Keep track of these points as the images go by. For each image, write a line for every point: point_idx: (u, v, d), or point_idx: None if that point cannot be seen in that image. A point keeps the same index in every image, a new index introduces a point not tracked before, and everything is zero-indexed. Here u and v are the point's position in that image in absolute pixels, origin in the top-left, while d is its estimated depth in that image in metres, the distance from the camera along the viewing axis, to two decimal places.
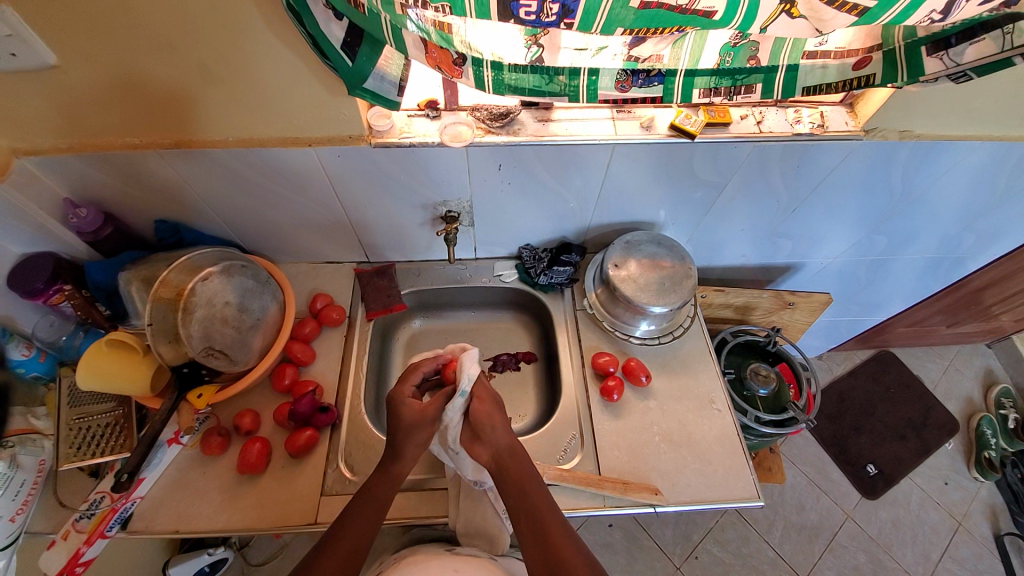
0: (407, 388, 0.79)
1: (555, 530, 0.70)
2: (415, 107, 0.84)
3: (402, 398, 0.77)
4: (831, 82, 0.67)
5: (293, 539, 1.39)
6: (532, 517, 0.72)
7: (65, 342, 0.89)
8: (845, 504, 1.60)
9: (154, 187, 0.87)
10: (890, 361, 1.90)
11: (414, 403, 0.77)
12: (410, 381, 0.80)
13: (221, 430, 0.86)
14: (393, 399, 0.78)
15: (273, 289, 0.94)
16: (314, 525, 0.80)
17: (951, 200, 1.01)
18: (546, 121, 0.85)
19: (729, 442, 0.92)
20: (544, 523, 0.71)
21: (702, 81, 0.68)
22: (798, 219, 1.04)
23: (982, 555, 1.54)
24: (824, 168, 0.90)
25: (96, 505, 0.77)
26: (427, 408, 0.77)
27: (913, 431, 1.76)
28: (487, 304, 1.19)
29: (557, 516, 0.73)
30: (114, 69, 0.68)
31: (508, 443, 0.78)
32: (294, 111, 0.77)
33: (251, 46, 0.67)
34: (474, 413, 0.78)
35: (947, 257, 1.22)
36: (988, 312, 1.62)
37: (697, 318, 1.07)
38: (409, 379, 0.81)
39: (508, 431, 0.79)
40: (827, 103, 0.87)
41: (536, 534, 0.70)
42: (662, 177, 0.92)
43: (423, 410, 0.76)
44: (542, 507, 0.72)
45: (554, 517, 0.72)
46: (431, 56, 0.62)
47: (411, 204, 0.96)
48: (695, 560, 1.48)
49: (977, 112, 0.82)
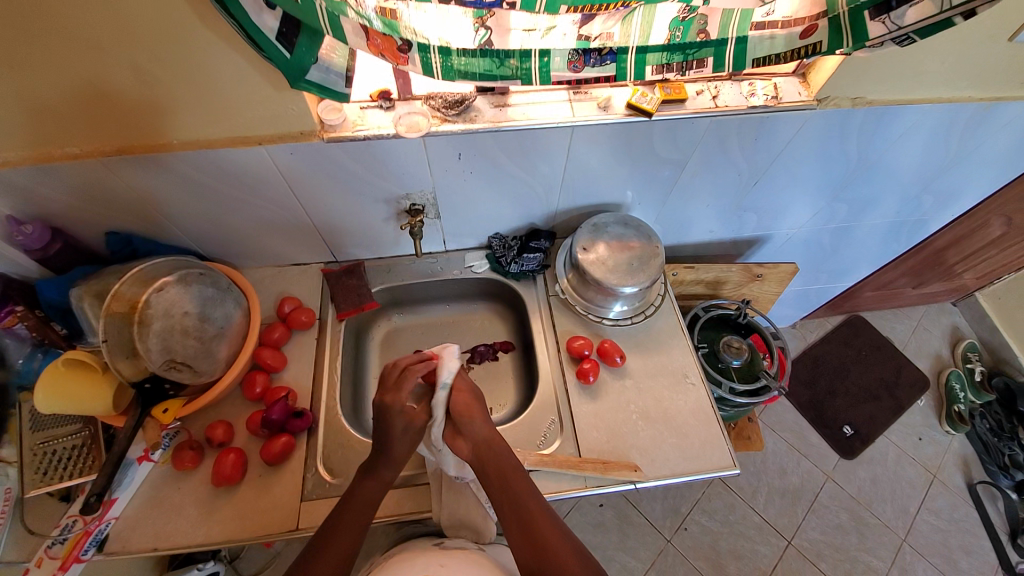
0: (401, 395, 0.76)
1: (546, 528, 0.71)
2: (367, 99, 0.82)
3: (401, 406, 0.75)
4: (779, 53, 0.66)
5: (284, 546, 1.37)
6: (522, 517, 0.72)
7: (23, 366, 0.84)
8: (825, 465, 1.65)
9: (102, 198, 0.83)
10: (861, 325, 1.95)
11: (408, 411, 0.76)
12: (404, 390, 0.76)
13: (193, 443, 0.84)
14: (386, 407, 0.75)
15: (236, 295, 0.92)
16: (295, 531, 0.80)
17: (906, 164, 1.03)
18: (502, 106, 0.84)
19: (704, 415, 0.94)
20: (535, 522, 0.72)
21: (654, 58, 0.67)
22: (761, 192, 1.05)
23: (955, 503, 1.61)
24: (782, 139, 0.91)
25: (66, 530, 0.74)
26: (418, 414, 0.77)
27: (886, 391, 1.82)
28: (461, 296, 1.18)
29: (546, 513, 0.73)
30: (41, 76, 0.65)
31: (485, 434, 0.77)
32: (240, 109, 0.75)
33: (186, 44, 0.64)
34: (456, 410, 0.78)
35: (907, 220, 1.25)
36: (951, 270, 1.68)
37: (667, 295, 1.07)
38: (401, 388, 0.76)
39: (488, 424, 0.79)
40: (780, 74, 0.88)
41: (526, 533, 0.71)
42: (624, 157, 0.92)
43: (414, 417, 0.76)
44: (531, 505, 0.73)
45: (544, 515, 0.73)
46: (373, 43, 0.60)
47: (374, 200, 0.94)
48: (684, 531, 1.52)
49: (925, 74, 0.83)
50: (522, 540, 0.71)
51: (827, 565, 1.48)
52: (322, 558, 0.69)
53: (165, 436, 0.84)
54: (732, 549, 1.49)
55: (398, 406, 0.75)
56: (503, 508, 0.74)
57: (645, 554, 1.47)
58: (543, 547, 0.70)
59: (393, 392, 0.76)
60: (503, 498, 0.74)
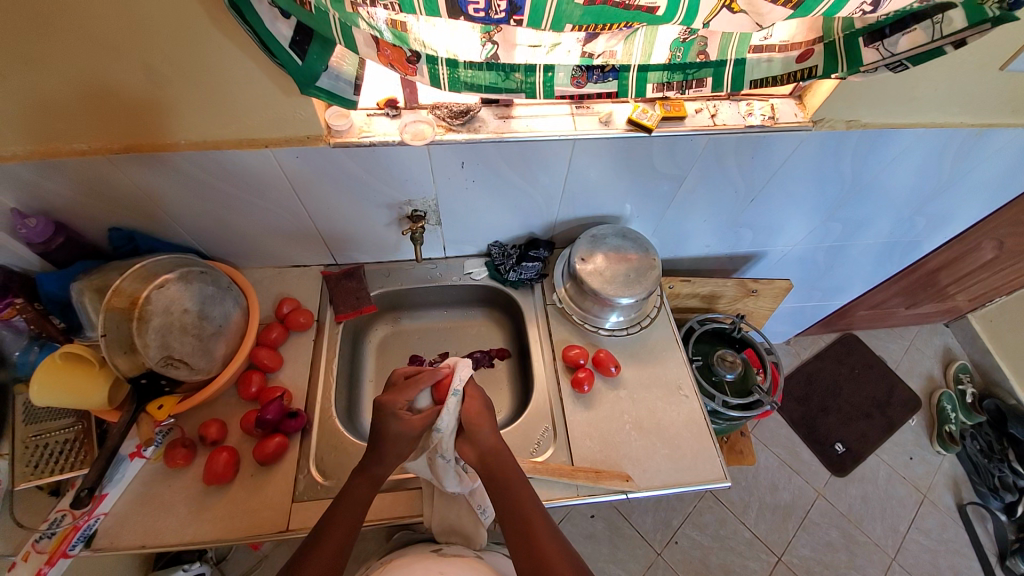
0: (401, 399, 0.77)
1: (544, 538, 0.69)
2: (373, 107, 0.84)
3: (395, 409, 0.76)
4: (776, 75, 0.69)
5: (272, 549, 1.37)
6: (521, 524, 0.71)
7: (20, 358, 0.84)
8: (816, 482, 1.66)
9: (106, 194, 0.84)
10: (854, 343, 1.97)
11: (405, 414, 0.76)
12: (404, 393, 0.78)
13: (185, 441, 0.84)
14: (380, 410, 0.76)
15: (236, 294, 0.92)
16: (285, 532, 0.79)
17: (901, 185, 1.05)
18: (506, 118, 0.85)
19: (697, 427, 0.94)
20: (534, 531, 0.70)
21: (655, 76, 0.69)
22: (757, 209, 1.07)
23: (945, 524, 1.62)
24: (779, 157, 0.93)
25: (55, 524, 0.73)
26: (418, 417, 0.76)
27: (878, 409, 1.83)
28: (459, 302, 1.19)
29: (547, 523, 0.72)
30: (56, 73, 0.66)
31: (492, 444, 0.77)
32: (248, 112, 0.76)
33: (200, 46, 0.65)
34: (465, 420, 0.78)
35: (901, 240, 1.27)
36: (943, 292, 1.70)
37: (663, 307, 1.09)
38: (403, 391, 0.78)
39: (495, 433, 0.79)
40: (777, 96, 0.90)
41: (525, 543, 0.69)
42: (623, 171, 0.93)
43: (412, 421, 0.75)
44: (531, 513, 0.72)
45: (544, 525, 0.71)
46: (383, 54, 0.61)
47: (376, 204, 0.95)
48: (675, 545, 1.51)
49: (919, 99, 0.86)
50: (521, 549, 0.69)
51: None
52: (316, 554, 0.68)
53: (158, 433, 0.84)
54: (722, 564, 1.49)
55: (393, 409, 0.76)
56: (504, 515, 0.73)
57: (635, 566, 1.47)
58: (540, 557, 0.68)
59: (393, 394, 0.78)
60: (504, 499, 0.73)
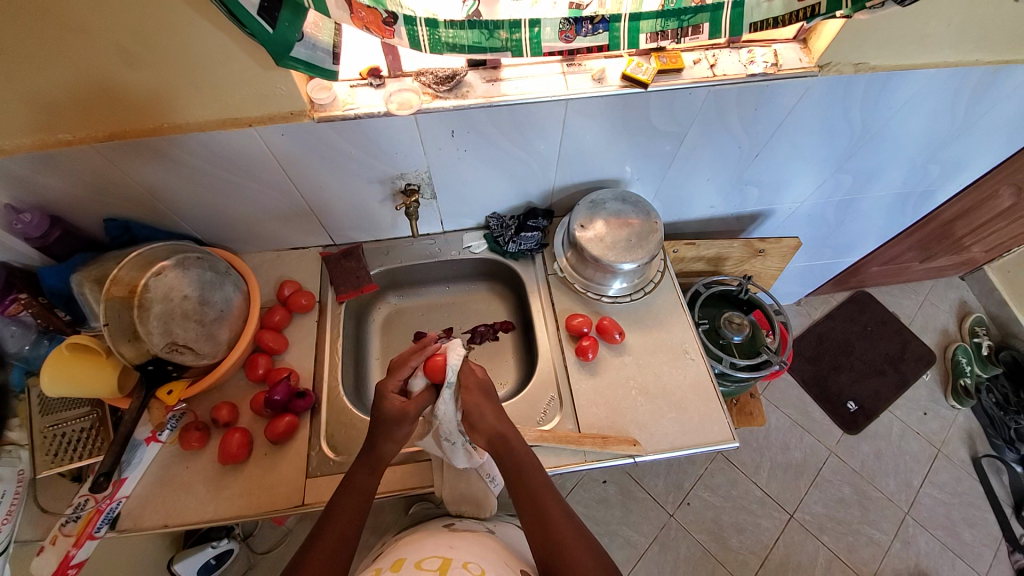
0: (393, 383, 0.76)
1: (557, 521, 0.68)
2: (357, 77, 0.81)
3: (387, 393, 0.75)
4: (777, 17, 0.65)
5: (296, 525, 1.40)
6: (534, 508, 0.69)
7: (30, 352, 0.84)
8: (827, 440, 1.66)
9: (94, 183, 0.83)
10: (867, 301, 1.93)
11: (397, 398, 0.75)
12: (396, 375, 0.77)
13: (198, 424, 0.86)
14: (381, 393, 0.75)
15: (235, 278, 0.92)
16: (301, 507, 0.81)
17: (912, 134, 1.01)
18: (494, 81, 0.82)
19: (703, 389, 0.94)
20: (544, 516, 0.69)
21: (648, 24, 0.65)
22: (761, 165, 1.03)
23: (960, 477, 1.61)
24: (782, 109, 0.89)
25: (79, 508, 0.75)
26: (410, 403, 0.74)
27: (891, 365, 1.81)
28: (459, 277, 1.18)
29: (561, 507, 0.70)
30: (24, 57, 0.63)
31: (496, 427, 0.76)
32: (228, 89, 0.74)
33: (173, 25, 0.63)
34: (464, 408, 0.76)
35: (914, 190, 1.22)
36: (960, 244, 1.65)
37: (666, 271, 1.07)
38: (394, 373, 0.77)
39: (497, 416, 0.77)
40: (781, 41, 0.85)
41: (539, 527, 0.68)
42: (621, 130, 0.90)
43: (405, 406, 0.73)
44: (546, 500, 0.70)
45: (557, 508, 0.69)
46: (358, 16, 0.58)
47: (369, 180, 0.93)
48: (687, 506, 1.53)
49: (932, 37, 0.81)
50: (537, 533, 0.68)
51: (829, 538, 1.50)
52: (323, 544, 0.66)
53: (171, 417, 0.86)
54: (734, 523, 1.51)
55: (388, 394, 0.75)
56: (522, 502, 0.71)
57: (648, 528, 1.50)
58: (554, 541, 0.66)
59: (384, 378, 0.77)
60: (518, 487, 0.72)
